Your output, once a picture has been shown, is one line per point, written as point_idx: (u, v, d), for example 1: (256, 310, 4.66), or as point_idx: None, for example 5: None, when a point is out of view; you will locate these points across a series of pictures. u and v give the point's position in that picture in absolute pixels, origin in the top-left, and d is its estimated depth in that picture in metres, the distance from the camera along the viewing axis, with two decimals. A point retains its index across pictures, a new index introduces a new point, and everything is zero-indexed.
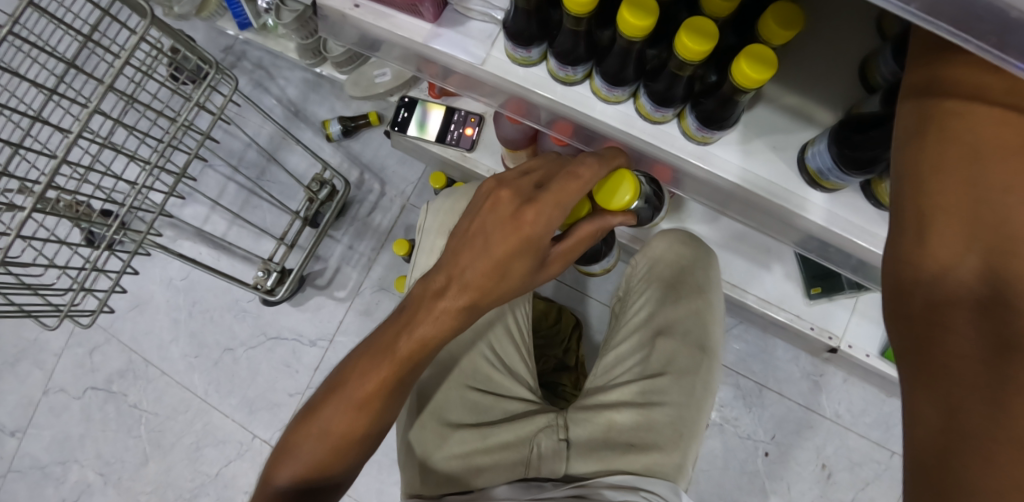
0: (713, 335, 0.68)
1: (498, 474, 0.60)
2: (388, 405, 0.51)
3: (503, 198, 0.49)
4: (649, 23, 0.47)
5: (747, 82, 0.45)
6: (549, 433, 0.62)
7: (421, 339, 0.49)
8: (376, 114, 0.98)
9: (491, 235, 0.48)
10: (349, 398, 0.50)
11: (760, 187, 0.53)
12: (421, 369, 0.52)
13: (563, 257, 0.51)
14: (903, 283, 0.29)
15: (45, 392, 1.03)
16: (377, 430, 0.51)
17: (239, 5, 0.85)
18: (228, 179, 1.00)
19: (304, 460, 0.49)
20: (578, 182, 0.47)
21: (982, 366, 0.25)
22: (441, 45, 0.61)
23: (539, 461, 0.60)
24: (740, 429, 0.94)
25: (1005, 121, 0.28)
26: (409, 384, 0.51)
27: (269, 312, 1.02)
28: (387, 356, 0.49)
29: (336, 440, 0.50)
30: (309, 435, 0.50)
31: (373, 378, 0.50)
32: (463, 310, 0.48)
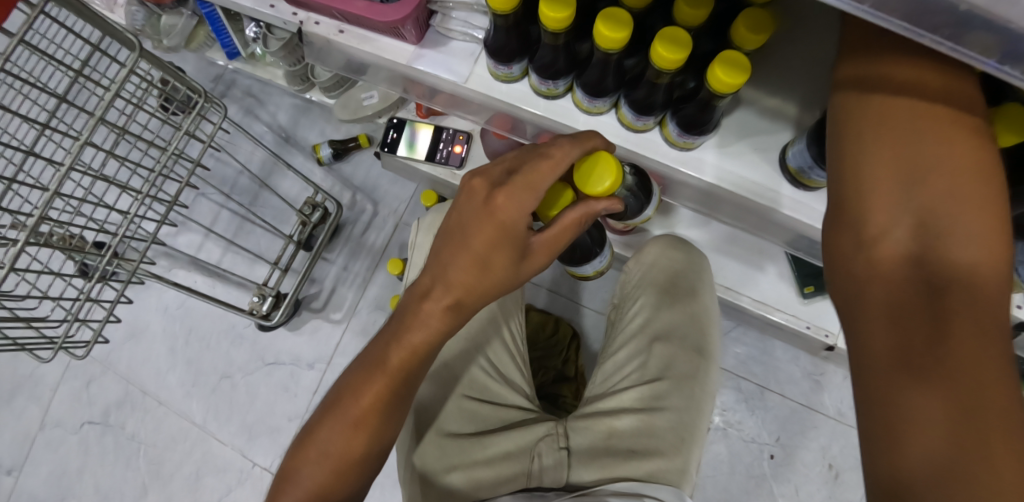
0: (709, 338, 0.68)
1: (502, 483, 0.60)
2: (386, 416, 0.50)
3: (477, 189, 0.49)
4: (624, 35, 0.48)
5: (721, 87, 0.46)
6: (550, 441, 0.62)
7: (411, 345, 0.49)
8: (365, 136, 0.99)
9: (474, 238, 0.48)
10: (350, 413, 0.49)
11: (742, 184, 0.54)
12: (418, 378, 0.52)
13: (547, 250, 0.49)
14: (852, 273, 0.35)
15: (42, 427, 1.03)
16: (383, 447, 0.51)
17: (226, 36, 0.87)
18: (221, 206, 1.01)
19: (311, 484, 0.48)
20: (552, 173, 0.47)
21: (917, 348, 0.31)
22: (424, 65, 0.63)
23: (541, 470, 0.60)
24: (744, 433, 0.94)
25: (930, 121, 0.34)
26: (405, 392, 0.51)
27: (266, 337, 1.02)
28: (380, 368, 0.49)
29: (341, 458, 0.49)
30: (309, 455, 0.49)
31: (368, 392, 0.49)
32: (450, 308, 0.49)
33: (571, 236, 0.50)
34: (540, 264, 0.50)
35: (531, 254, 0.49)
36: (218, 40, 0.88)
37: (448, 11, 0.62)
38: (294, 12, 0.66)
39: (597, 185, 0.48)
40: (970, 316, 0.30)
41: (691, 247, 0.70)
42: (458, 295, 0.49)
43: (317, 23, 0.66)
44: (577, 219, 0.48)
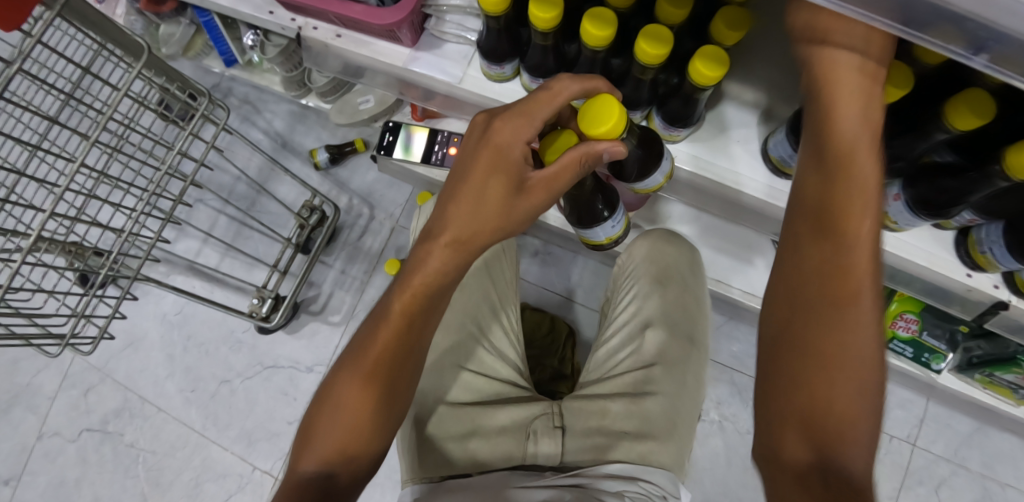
0: (699, 327, 0.71)
1: (496, 457, 0.60)
2: (392, 364, 0.50)
3: (478, 131, 0.51)
4: (609, 33, 0.50)
5: (702, 79, 0.49)
6: (546, 419, 0.62)
7: (414, 287, 0.50)
8: (361, 141, 1.01)
9: (473, 176, 0.50)
10: (358, 359, 0.50)
11: (725, 176, 0.57)
12: (427, 327, 0.51)
13: (543, 187, 0.48)
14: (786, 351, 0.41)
15: (40, 436, 1.02)
16: (391, 405, 0.50)
17: (223, 44, 0.89)
18: (219, 212, 1.02)
19: (323, 441, 0.49)
20: (542, 101, 0.48)
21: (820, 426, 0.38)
22: (419, 67, 0.65)
23: (536, 446, 0.60)
24: (740, 426, 0.96)
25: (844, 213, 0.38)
26: (413, 342, 0.50)
27: (265, 342, 1.02)
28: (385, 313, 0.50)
29: (350, 409, 0.49)
30: (324, 409, 0.50)
31: (374, 338, 0.50)
32: (450, 245, 0.50)
33: (568, 178, 0.47)
34: (543, 200, 0.50)
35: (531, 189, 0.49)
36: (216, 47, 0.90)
37: (442, 14, 0.63)
38: (293, 17, 0.68)
39: (590, 118, 0.45)
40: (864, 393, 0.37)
41: (681, 240, 0.73)
42: (457, 233, 0.50)
43: (315, 28, 0.68)
44: (573, 157, 0.46)
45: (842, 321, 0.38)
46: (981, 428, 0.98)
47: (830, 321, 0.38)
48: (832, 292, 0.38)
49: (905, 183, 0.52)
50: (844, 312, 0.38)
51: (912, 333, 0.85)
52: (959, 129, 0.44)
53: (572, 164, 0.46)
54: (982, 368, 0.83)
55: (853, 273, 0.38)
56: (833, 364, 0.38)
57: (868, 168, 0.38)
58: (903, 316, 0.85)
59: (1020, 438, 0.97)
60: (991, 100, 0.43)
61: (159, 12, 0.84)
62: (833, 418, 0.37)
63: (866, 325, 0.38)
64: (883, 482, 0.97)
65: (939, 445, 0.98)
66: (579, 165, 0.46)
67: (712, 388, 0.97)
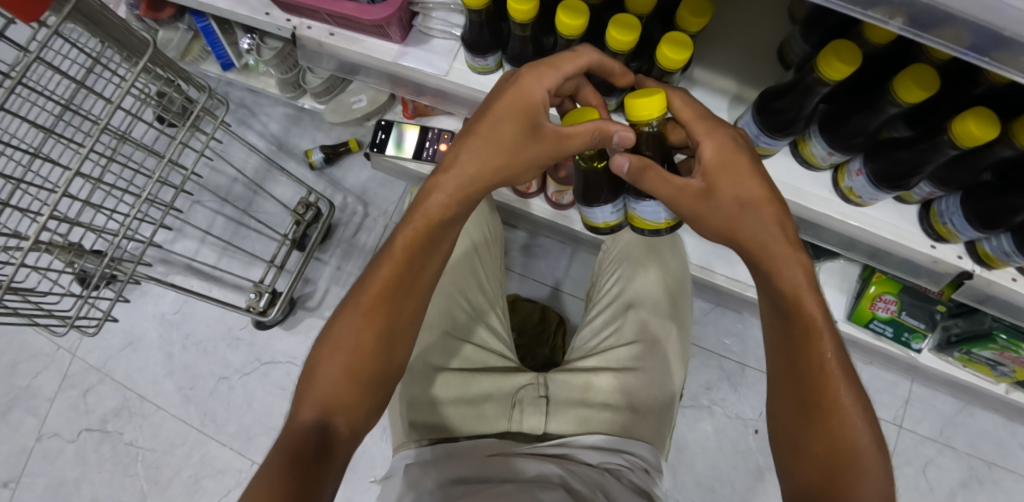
0: (680, 306, 0.73)
1: (482, 424, 0.63)
2: (394, 307, 0.54)
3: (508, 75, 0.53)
4: (581, 22, 0.53)
5: (669, 63, 0.52)
6: (532, 389, 0.65)
7: (410, 234, 0.55)
8: (354, 141, 1.04)
9: (495, 110, 0.52)
10: (361, 305, 0.54)
11: None
12: (423, 273, 0.56)
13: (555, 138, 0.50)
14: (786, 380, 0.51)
15: (39, 437, 1.03)
16: (388, 349, 0.54)
17: (220, 48, 0.92)
18: (217, 213, 1.05)
19: (323, 387, 0.51)
20: (575, 59, 0.50)
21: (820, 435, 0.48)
22: (409, 62, 0.68)
23: (521, 415, 0.63)
24: (729, 409, 0.98)
25: (791, 254, 0.51)
26: (410, 287, 0.55)
27: (262, 338, 1.04)
28: (386, 255, 0.55)
29: (352, 349, 0.52)
30: (326, 349, 0.53)
31: (377, 281, 0.54)
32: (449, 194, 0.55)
33: (581, 141, 0.49)
34: (543, 158, 0.52)
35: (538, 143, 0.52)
36: (213, 52, 0.95)
37: (427, 11, 0.66)
38: (287, 18, 0.71)
39: (629, 100, 0.47)
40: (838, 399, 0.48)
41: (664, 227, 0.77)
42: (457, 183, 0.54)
43: (309, 28, 0.71)
44: (590, 127, 0.48)
45: (810, 350, 0.50)
46: (964, 407, 1.00)
47: (800, 351, 0.50)
48: (790, 325, 0.51)
49: (865, 157, 0.56)
50: (808, 341, 0.50)
51: (891, 313, 0.84)
52: (906, 102, 0.48)
53: (586, 134, 0.49)
54: (960, 346, 0.83)
55: (798, 311, 0.51)
56: (817, 383, 0.49)
57: (763, 225, 0.50)
58: (880, 298, 0.84)
59: (1001, 416, 0.99)
60: (934, 74, 0.46)
61: (158, 18, 0.88)
62: (834, 425, 0.48)
63: (827, 344, 0.49)
64: None
65: (925, 425, 1.00)
66: (593, 135, 0.49)
67: (700, 373, 1.00)
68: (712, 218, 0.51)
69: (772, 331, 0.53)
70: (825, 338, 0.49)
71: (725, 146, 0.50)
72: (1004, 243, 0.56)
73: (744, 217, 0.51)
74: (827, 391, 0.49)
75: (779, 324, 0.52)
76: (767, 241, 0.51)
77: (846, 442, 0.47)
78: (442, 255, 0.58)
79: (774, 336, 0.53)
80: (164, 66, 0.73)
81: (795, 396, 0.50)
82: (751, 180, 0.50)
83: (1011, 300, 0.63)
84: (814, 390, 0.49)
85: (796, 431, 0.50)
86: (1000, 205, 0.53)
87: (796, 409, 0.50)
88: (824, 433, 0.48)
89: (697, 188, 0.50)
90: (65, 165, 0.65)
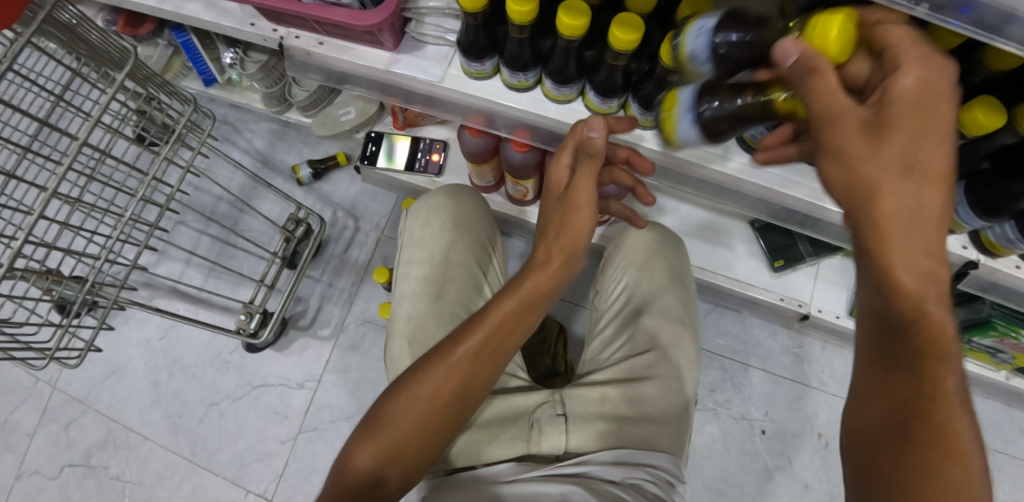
0: (688, 308, 0.72)
1: (499, 449, 0.59)
2: (479, 370, 0.56)
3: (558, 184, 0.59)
4: (584, 23, 0.52)
5: (673, 61, 0.51)
6: (548, 407, 0.62)
7: (524, 294, 0.58)
8: (343, 154, 1.03)
9: (547, 204, 0.61)
10: (439, 366, 0.55)
11: (702, 155, 0.61)
12: (512, 344, 0.58)
13: (585, 196, 0.56)
14: (899, 397, 0.37)
15: (19, 476, 0.98)
16: (459, 409, 0.55)
17: (203, 64, 0.90)
18: (202, 233, 1.02)
19: (386, 439, 0.52)
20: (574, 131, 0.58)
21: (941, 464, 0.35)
22: (401, 69, 0.67)
23: (540, 435, 0.60)
24: (734, 411, 1.01)
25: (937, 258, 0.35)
26: (489, 364, 0.56)
27: (253, 360, 1.01)
28: (482, 319, 0.57)
29: (428, 402, 0.54)
30: (404, 396, 0.54)
31: (467, 343, 0.56)
32: (530, 284, 0.58)
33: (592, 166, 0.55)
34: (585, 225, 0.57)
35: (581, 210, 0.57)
36: (195, 68, 0.93)
37: (421, 17, 0.65)
38: (274, 28, 0.70)
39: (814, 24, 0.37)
40: (948, 427, 0.36)
41: (665, 232, 0.77)
42: (549, 269, 0.58)
43: (297, 38, 0.69)
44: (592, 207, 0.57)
45: (919, 415, 0.37)
46: None
47: (902, 409, 0.37)
48: (908, 344, 0.36)
49: None
50: (921, 384, 0.37)
51: None
52: None
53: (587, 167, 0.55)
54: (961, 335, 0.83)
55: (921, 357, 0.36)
56: (922, 451, 0.36)
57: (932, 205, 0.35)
58: None
59: (1000, 402, 1.00)
60: (937, 64, 0.46)
61: (136, 35, 0.86)
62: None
63: (950, 364, 0.36)
64: None
65: None
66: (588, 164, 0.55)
67: (704, 375, 1.03)
68: (864, 169, 0.35)
69: (873, 345, 0.39)
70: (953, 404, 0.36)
71: (927, 83, 0.34)
72: (1008, 231, 0.56)
73: (901, 183, 0.35)
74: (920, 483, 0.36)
75: (890, 343, 0.37)
76: (922, 252, 0.35)
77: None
78: (522, 332, 0.59)
79: (881, 346, 0.38)
80: (147, 76, 0.69)
81: (876, 463, 0.38)
82: (937, 139, 0.34)
83: (1014, 286, 0.64)
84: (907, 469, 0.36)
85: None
86: (1004, 191, 0.53)
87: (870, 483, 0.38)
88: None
89: (861, 120, 0.36)
90: (42, 184, 0.61)
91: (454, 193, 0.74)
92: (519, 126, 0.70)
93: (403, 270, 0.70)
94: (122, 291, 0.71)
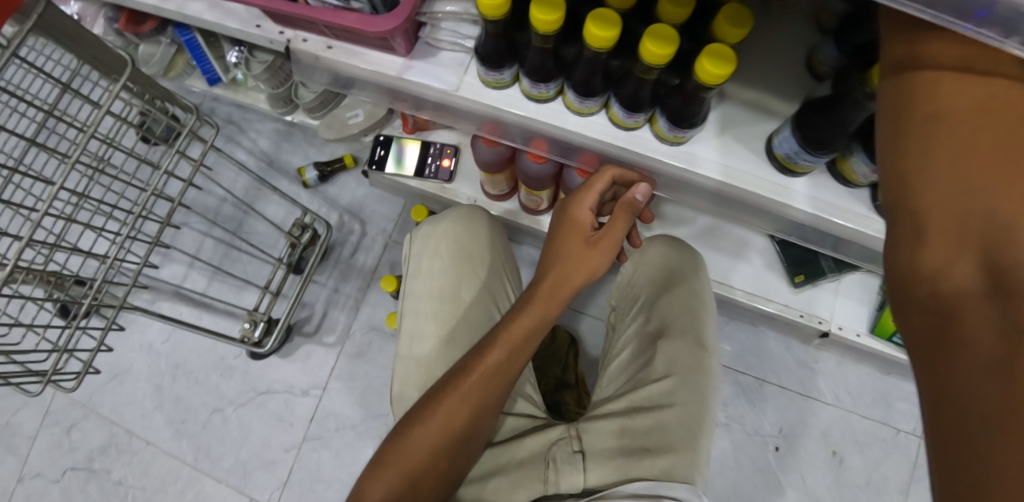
0: (708, 327, 0.70)
1: (516, 492, 0.59)
2: (489, 400, 0.54)
3: (572, 228, 0.57)
4: (614, 34, 0.49)
5: (709, 77, 0.48)
6: (565, 444, 0.62)
7: (533, 318, 0.55)
8: (351, 157, 1.00)
9: (558, 240, 0.57)
10: (450, 395, 0.53)
11: (728, 173, 0.58)
12: (522, 366, 0.56)
13: (610, 244, 0.56)
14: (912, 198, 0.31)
15: (20, 478, 0.97)
16: (472, 437, 0.54)
17: (207, 63, 0.88)
18: (205, 235, 1.00)
19: (399, 471, 0.51)
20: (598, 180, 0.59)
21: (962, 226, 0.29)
22: (415, 76, 0.64)
23: (557, 475, 0.59)
24: (747, 426, 0.99)
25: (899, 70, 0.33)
26: (500, 386, 0.54)
27: (257, 367, 0.99)
28: (491, 341, 0.54)
29: (441, 431, 0.52)
30: (418, 424, 0.53)
31: (478, 367, 0.54)
32: (539, 311, 0.55)
33: (624, 220, 0.56)
34: (598, 258, 0.56)
35: (595, 247, 0.56)
36: (199, 66, 0.90)
37: (437, 22, 0.62)
38: (280, 30, 0.67)
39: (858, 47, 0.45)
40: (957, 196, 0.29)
41: (684, 246, 0.74)
42: (547, 302, 0.55)
43: (305, 41, 0.66)
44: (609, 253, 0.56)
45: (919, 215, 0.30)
46: None
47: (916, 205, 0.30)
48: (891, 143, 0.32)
49: None
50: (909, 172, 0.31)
51: None
52: None
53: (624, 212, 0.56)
54: None
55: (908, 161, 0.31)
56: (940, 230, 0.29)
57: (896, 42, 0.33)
58: None
59: None
60: None
61: (139, 32, 0.83)
62: (984, 222, 0.28)
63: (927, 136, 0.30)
64: (891, 476, 0.96)
65: None
66: (625, 213, 0.55)
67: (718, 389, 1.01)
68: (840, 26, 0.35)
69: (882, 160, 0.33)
70: (939, 170, 0.30)
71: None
72: None
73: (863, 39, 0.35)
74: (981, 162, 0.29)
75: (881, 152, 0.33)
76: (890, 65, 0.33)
77: (998, 255, 0.27)
78: (532, 349, 0.56)
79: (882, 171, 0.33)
80: (142, 76, 0.65)
81: (905, 246, 0.31)
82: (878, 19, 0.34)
83: None
84: (963, 151, 0.29)
85: (910, 314, 0.30)
86: None
87: (912, 192, 0.31)
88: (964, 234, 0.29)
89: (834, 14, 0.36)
90: (40, 190, 0.59)
91: (466, 209, 0.72)
92: (536, 137, 0.67)
93: (411, 283, 0.69)
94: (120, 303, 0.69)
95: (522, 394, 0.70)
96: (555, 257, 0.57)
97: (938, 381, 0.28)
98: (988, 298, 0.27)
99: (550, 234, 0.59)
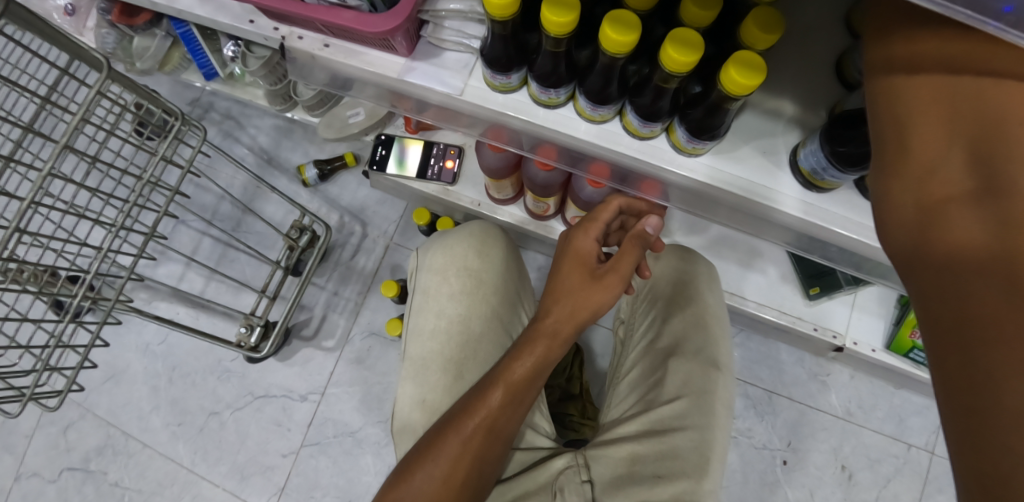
0: (723, 346, 0.65)
1: None
2: (491, 446, 0.53)
3: (575, 266, 0.56)
4: (633, 39, 0.45)
5: (736, 88, 0.44)
6: (572, 473, 0.61)
7: (536, 361, 0.54)
8: (352, 155, 0.97)
9: (560, 271, 0.57)
10: (452, 438, 0.52)
11: (750, 189, 0.53)
12: (525, 407, 0.55)
13: (617, 278, 0.54)
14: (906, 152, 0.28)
15: (17, 478, 0.96)
16: (476, 482, 0.53)
17: (203, 57, 0.85)
18: (202, 234, 0.98)
19: None
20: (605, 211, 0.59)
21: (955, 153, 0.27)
22: (416, 78, 0.60)
23: None
24: (755, 440, 0.96)
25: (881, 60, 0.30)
26: (501, 427, 0.54)
27: (255, 370, 0.97)
28: (494, 383, 0.54)
29: (445, 478, 0.51)
30: (420, 469, 0.52)
31: (481, 411, 0.53)
32: (542, 352, 0.55)
33: (633, 254, 0.54)
34: (607, 293, 0.55)
35: (602, 279, 0.55)
36: (195, 61, 0.87)
37: (440, 20, 0.58)
38: (275, 27, 0.63)
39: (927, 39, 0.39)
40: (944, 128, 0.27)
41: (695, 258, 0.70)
42: (547, 340, 0.55)
43: (300, 38, 0.62)
44: (619, 285, 0.55)
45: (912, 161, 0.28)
46: None
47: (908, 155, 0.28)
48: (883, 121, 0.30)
49: None
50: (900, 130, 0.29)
51: None
52: None
53: (631, 244, 0.55)
54: None
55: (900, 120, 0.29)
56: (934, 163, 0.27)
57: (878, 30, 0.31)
58: None
59: None
60: None
61: (132, 24, 0.79)
62: (974, 116, 0.26)
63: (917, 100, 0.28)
64: (902, 493, 0.93)
65: None
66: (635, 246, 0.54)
67: None
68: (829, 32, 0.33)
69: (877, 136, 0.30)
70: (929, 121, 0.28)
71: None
72: None
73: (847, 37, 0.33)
74: (967, 65, 0.27)
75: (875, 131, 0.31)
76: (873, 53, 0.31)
77: (992, 156, 0.25)
78: (536, 389, 0.56)
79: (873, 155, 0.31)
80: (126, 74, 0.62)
81: (904, 195, 0.28)
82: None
83: None
84: (952, 77, 0.27)
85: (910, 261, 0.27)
86: None
87: (905, 135, 0.28)
88: (952, 136, 0.27)
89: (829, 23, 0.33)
90: (16, 195, 0.56)
91: (477, 226, 0.69)
92: (544, 144, 0.63)
93: (417, 301, 0.67)
94: (117, 295, 0.70)
95: (530, 423, 0.67)
96: (558, 290, 0.56)
97: (942, 311, 0.25)
98: (976, 196, 0.25)
99: (552, 267, 0.58)
